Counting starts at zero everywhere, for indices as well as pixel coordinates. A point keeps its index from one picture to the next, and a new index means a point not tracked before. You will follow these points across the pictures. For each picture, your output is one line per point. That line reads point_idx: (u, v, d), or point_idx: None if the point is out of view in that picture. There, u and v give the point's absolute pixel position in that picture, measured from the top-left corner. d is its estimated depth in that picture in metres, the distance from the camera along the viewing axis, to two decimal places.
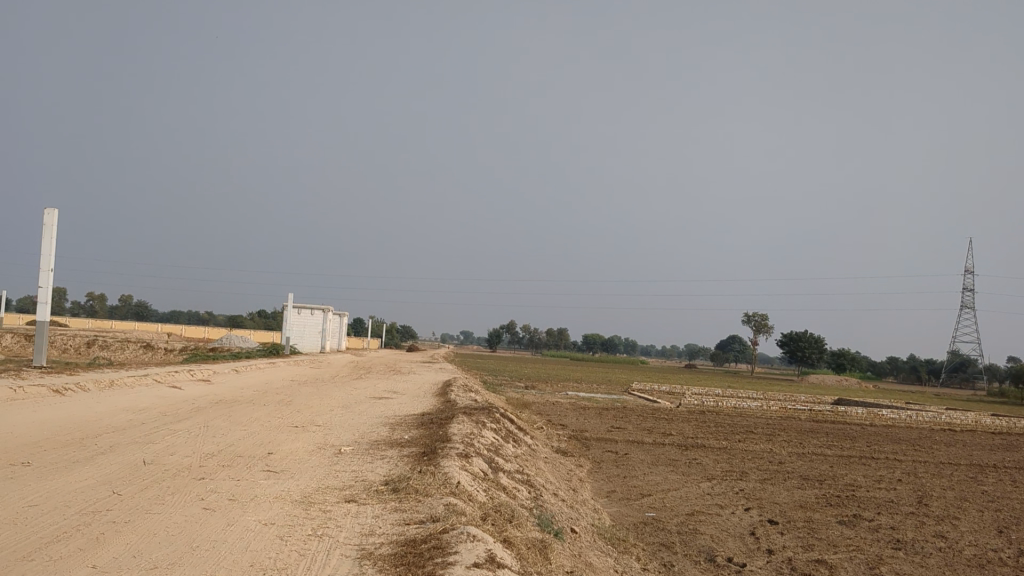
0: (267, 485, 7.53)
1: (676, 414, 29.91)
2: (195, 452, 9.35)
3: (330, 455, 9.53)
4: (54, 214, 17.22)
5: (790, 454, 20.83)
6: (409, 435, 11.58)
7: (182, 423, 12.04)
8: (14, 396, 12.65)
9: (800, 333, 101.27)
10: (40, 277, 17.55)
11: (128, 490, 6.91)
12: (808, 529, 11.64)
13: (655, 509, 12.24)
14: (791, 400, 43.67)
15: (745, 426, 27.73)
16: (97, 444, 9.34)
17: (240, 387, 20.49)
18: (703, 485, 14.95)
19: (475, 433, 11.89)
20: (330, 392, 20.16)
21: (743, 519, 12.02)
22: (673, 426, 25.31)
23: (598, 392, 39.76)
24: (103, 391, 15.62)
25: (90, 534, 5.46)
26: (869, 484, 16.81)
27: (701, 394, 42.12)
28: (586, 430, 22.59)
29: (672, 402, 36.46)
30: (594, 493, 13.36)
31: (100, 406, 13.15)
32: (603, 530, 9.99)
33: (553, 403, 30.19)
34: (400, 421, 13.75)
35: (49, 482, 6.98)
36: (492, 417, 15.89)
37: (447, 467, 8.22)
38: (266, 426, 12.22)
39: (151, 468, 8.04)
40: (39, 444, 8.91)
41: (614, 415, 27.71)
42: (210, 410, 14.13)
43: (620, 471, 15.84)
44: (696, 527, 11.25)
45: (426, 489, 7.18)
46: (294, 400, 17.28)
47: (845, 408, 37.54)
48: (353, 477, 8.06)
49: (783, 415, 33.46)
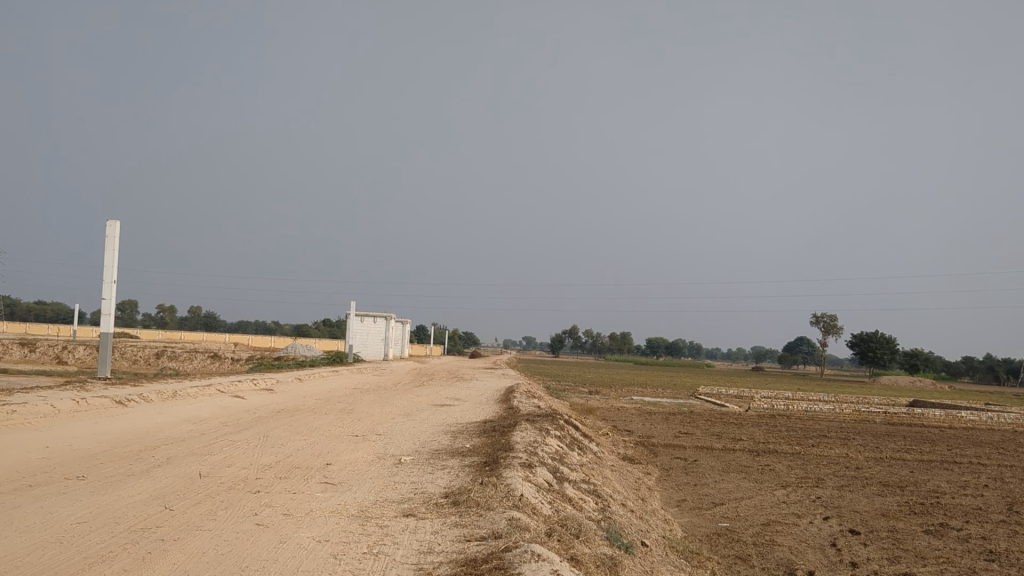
0: (323, 499, 7.24)
1: (745, 419, 29.05)
2: (251, 464, 9.12)
3: (389, 466, 9.22)
4: (116, 226, 17.32)
5: (867, 459, 20.04)
6: (470, 443, 11.28)
7: (242, 434, 11.88)
8: (76, 408, 12.64)
9: (871, 333, 98.74)
10: (104, 289, 17.68)
11: (180, 505, 6.68)
12: (893, 540, 10.98)
13: (728, 519, 11.72)
14: (864, 402, 42.31)
15: (818, 430, 26.81)
16: (155, 456, 9.18)
17: (302, 396, 20.41)
18: (778, 493, 14.32)
19: (539, 441, 11.54)
20: (391, 400, 19.95)
21: (822, 530, 11.43)
22: (743, 431, 24.60)
23: (663, 395, 39.03)
24: (165, 401, 15.59)
25: (136, 554, 5.20)
26: (954, 490, 15.93)
27: (771, 398, 41.02)
28: (652, 436, 22.07)
29: (741, 407, 35.50)
30: (664, 502, 12.89)
31: (161, 416, 13.06)
32: (675, 543, 9.53)
33: (618, 409, 29.64)
34: (461, 429, 13.45)
35: (100, 497, 6.77)
36: (555, 424, 15.52)
37: (510, 478, 7.86)
38: (326, 436, 12.01)
39: (206, 482, 7.84)
40: (94, 457, 8.75)
41: (680, 420, 27.00)
42: (270, 420, 14.00)
43: (689, 479, 15.31)
44: (773, 538, 10.69)
45: (488, 502, 6.81)
46: (355, 408, 17.10)
47: (922, 411, 36.21)
48: (412, 489, 7.73)
49: (856, 418, 32.36)
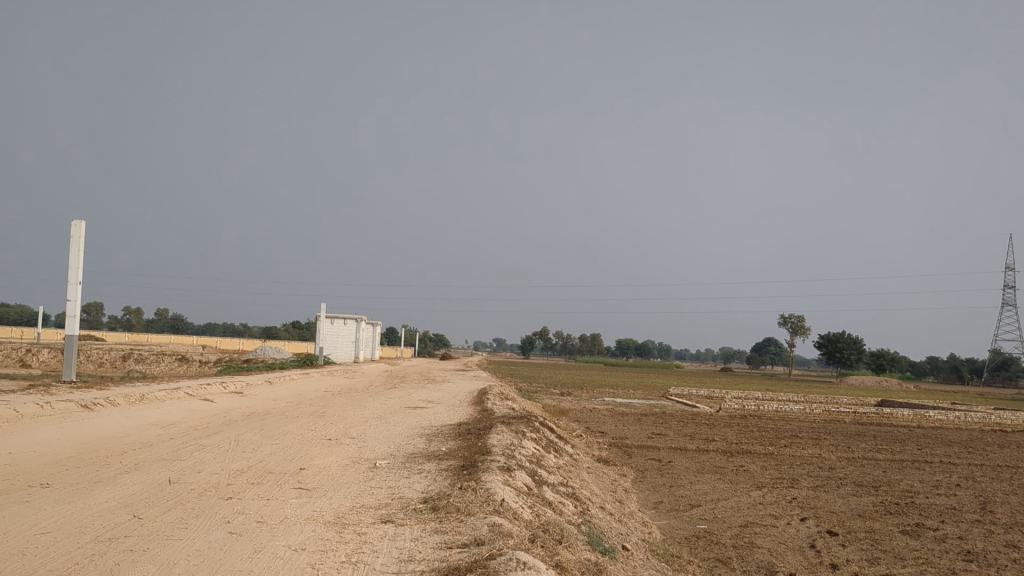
0: (298, 506, 7.03)
1: (718, 420, 29.09)
2: (223, 469, 8.90)
3: (364, 471, 9.04)
4: (81, 226, 16.94)
5: (839, 459, 20.10)
6: (446, 446, 11.11)
7: (212, 438, 11.63)
8: (41, 412, 12.32)
9: (839, 333, 99.63)
10: (68, 290, 17.30)
11: (149, 513, 6.47)
12: (870, 541, 10.95)
13: (706, 521, 11.64)
14: (833, 402, 42.62)
15: (789, 430, 26.89)
16: (123, 462, 8.94)
17: (273, 399, 20.10)
18: (754, 494, 14.27)
19: (515, 444, 11.39)
20: (364, 403, 19.72)
21: (800, 531, 11.37)
22: (716, 432, 24.61)
23: (635, 396, 39.10)
24: (133, 405, 15.28)
25: (103, 566, 4.98)
26: (928, 490, 15.99)
27: (742, 398, 41.20)
28: (626, 437, 22.00)
29: (712, 407, 35.59)
30: (641, 504, 12.78)
31: (129, 421, 12.78)
32: (655, 546, 9.42)
33: (591, 410, 29.55)
34: (436, 432, 13.29)
35: (66, 506, 6.52)
36: (530, 426, 15.39)
37: (489, 482, 7.69)
38: (298, 440, 11.80)
39: (177, 488, 7.63)
40: (59, 464, 8.51)
41: (654, 421, 26.98)
42: (240, 424, 13.75)
43: (665, 480, 15.24)
44: (751, 540, 10.62)
45: (468, 507, 6.65)
46: (327, 411, 16.87)
47: (890, 410, 36.51)
48: (390, 494, 7.55)
49: (826, 418, 32.53)
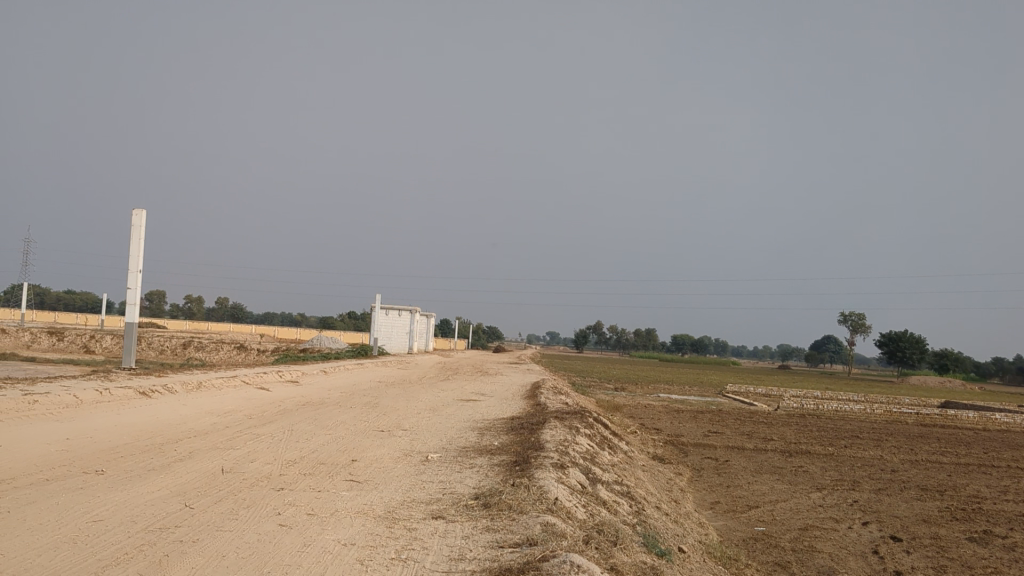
0: (348, 499, 6.95)
1: (776, 418, 28.54)
2: (276, 459, 8.88)
3: (416, 464, 8.95)
4: (143, 214, 17.17)
5: (902, 461, 19.54)
6: (499, 441, 10.98)
7: (266, 427, 11.65)
8: (100, 398, 12.48)
9: (901, 332, 97.47)
10: (130, 278, 17.55)
11: (201, 503, 6.43)
12: (936, 548, 10.54)
13: (764, 523, 11.35)
14: (895, 403, 41.62)
15: (849, 430, 26.26)
16: (178, 450, 8.96)
17: (327, 389, 20.19)
18: (814, 496, 13.90)
19: (569, 440, 11.22)
20: (418, 394, 19.72)
21: (862, 536, 11.02)
22: (774, 431, 24.15)
23: (690, 393, 38.60)
24: (191, 392, 15.44)
25: (152, 557, 4.92)
26: (995, 496, 15.41)
27: (800, 397, 40.45)
28: (682, 434, 21.67)
29: (769, 405, 34.96)
30: (697, 504, 12.53)
31: (185, 408, 12.88)
32: (711, 548, 9.18)
33: (646, 407, 29.22)
34: (489, 425, 13.17)
35: (119, 494, 6.52)
36: (585, 422, 15.21)
37: (543, 480, 7.52)
38: (351, 431, 11.76)
39: (229, 477, 7.60)
40: (115, 450, 8.56)
41: (710, 419, 26.61)
42: (295, 413, 13.78)
43: (722, 480, 14.94)
44: (812, 544, 10.31)
45: (521, 505, 6.50)
46: (381, 402, 16.86)
47: (954, 411, 35.50)
48: (441, 489, 7.43)
49: (888, 419, 31.73)
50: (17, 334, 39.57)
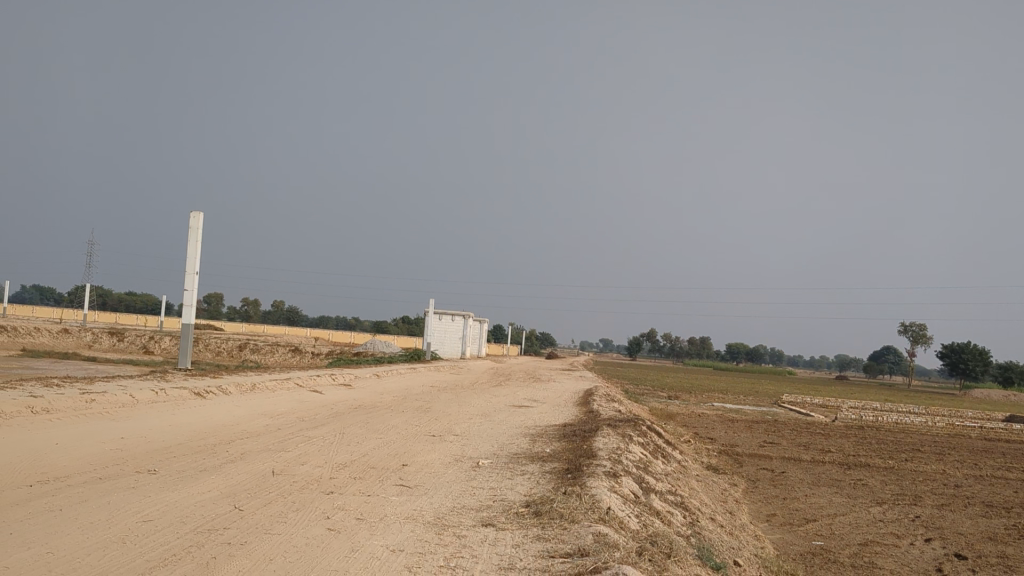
0: (398, 504, 6.87)
1: (833, 430, 27.94)
2: (326, 462, 8.86)
3: (467, 469, 8.87)
4: (200, 217, 17.41)
5: (966, 476, 18.94)
6: (551, 448, 10.87)
7: (318, 430, 11.68)
8: (155, 398, 12.62)
9: (963, 344, 95.03)
10: (186, 281, 17.80)
11: (251, 505, 6.41)
12: (1004, 568, 10.14)
13: (822, 537, 11.04)
14: (957, 416, 40.50)
15: (909, 443, 25.59)
16: (229, 451, 9.00)
17: (379, 392, 20.24)
18: (874, 511, 13.52)
19: (622, 448, 11.08)
20: (469, 399, 19.66)
21: (925, 553, 10.65)
22: (831, 442, 23.63)
23: (745, 403, 38.03)
24: (244, 394, 15.58)
25: (200, 559, 4.89)
26: None
27: (859, 408, 39.62)
28: (736, 444, 21.30)
29: (827, 417, 34.26)
30: (752, 516, 12.26)
31: (239, 409, 12.99)
32: (768, 563, 8.92)
33: (700, 415, 28.81)
34: (541, 432, 13.04)
35: (171, 494, 6.53)
36: (639, 430, 14.99)
37: (595, 488, 7.39)
38: (403, 435, 11.74)
39: (279, 479, 7.60)
40: (168, 450, 8.62)
41: (765, 429, 26.14)
42: (346, 417, 13.82)
43: (777, 492, 14.61)
44: (872, 560, 9.99)
45: (572, 514, 6.36)
46: (432, 407, 16.83)
47: (1020, 426, 34.40)
48: (491, 496, 7.32)
49: (950, 432, 30.87)
50: (79, 334, 40.47)
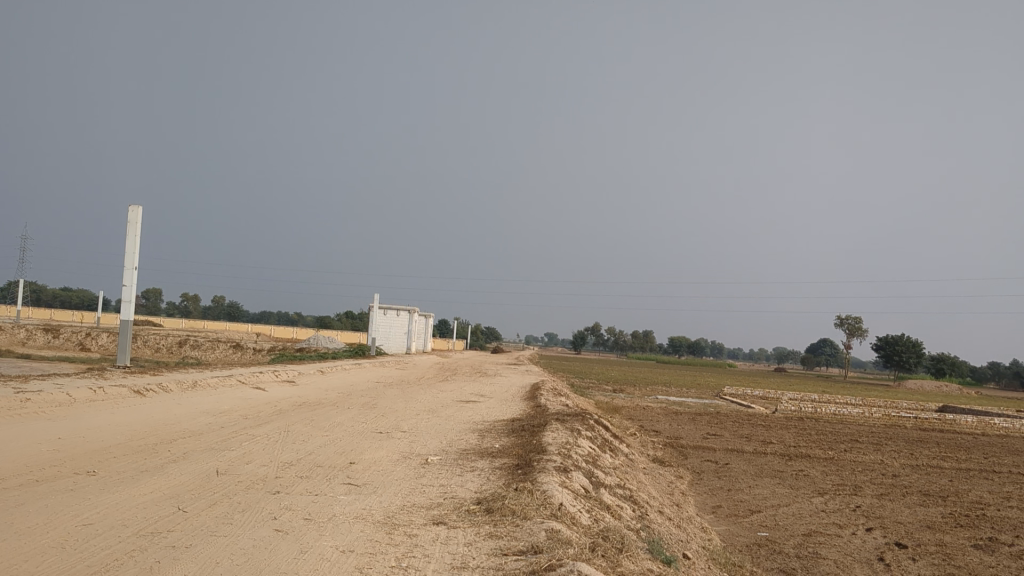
0: (346, 503, 6.77)
1: (774, 421, 28.37)
2: (272, 461, 8.69)
3: (416, 466, 8.77)
4: (138, 211, 16.99)
5: (903, 466, 19.37)
6: (499, 443, 10.83)
7: (262, 428, 11.48)
8: (93, 397, 12.28)
9: (898, 336, 97.28)
10: (124, 276, 17.37)
11: (195, 506, 6.25)
12: (943, 555, 10.37)
13: (767, 528, 11.18)
14: (892, 407, 41.45)
15: (848, 434, 26.09)
16: (171, 451, 8.78)
17: (324, 389, 20.00)
18: (816, 501, 13.74)
19: (571, 442, 11.08)
20: (415, 395, 19.53)
21: (867, 542, 10.85)
22: (772, 434, 23.98)
23: (687, 395, 38.47)
24: (185, 391, 15.27)
25: (143, 564, 4.74)
26: (997, 502, 15.22)
27: (799, 400, 40.33)
28: (681, 437, 21.51)
29: (768, 408, 34.81)
30: (698, 508, 12.37)
31: (181, 408, 12.72)
32: (716, 555, 9.00)
33: (644, 408, 29.04)
34: (489, 427, 13.00)
35: (111, 496, 6.34)
36: (586, 424, 15.04)
37: (546, 483, 7.36)
38: (349, 432, 11.60)
39: (225, 480, 7.43)
40: (107, 451, 8.38)
41: (709, 421, 26.44)
42: (291, 414, 13.61)
43: (722, 483, 14.77)
44: (816, 550, 10.13)
45: (524, 511, 6.33)
46: (378, 403, 16.68)
47: (952, 416, 35.31)
48: (442, 493, 7.25)
49: (886, 423, 31.54)
50: (12, 330, 39.31)
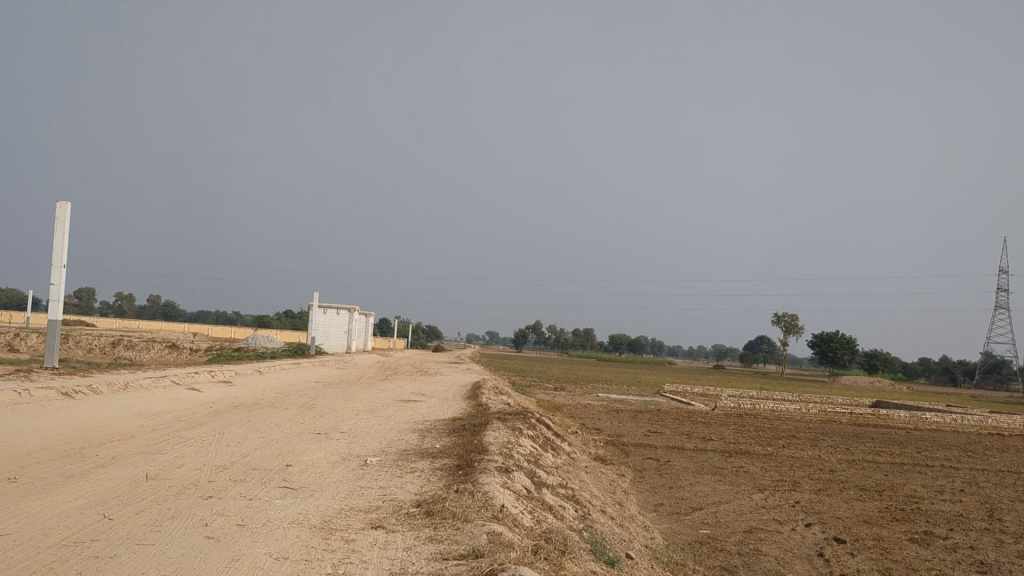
0: (282, 507, 6.57)
1: (714, 418, 28.61)
2: (205, 465, 8.41)
3: (355, 468, 8.58)
4: (67, 207, 16.44)
5: (840, 461, 19.65)
6: (440, 444, 10.66)
7: (196, 430, 11.16)
8: (17, 399, 11.82)
9: (832, 333, 99.14)
10: (52, 274, 16.80)
11: (121, 513, 6.00)
12: (880, 550, 10.49)
13: (709, 526, 11.20)
14: (829, 403, 42.10)
15: (786, 430, 26.41)
16: (99, 455, 8.45)
17: (262, 389, 19.65)
18: (756, 497, 13.84)
19: (513, 442, 10.96)
20: (355, 395, 19.24)
21: (806, 538, 10.93)
22: (713, 431, 24.16)
23: (628, 393, 38.63)
24: (117, 393, 14.82)
25: None
26: (932, 496, 15.51)
27: (739, 396, 40.78)
28: (623, 435, 21.57)
29: (708, 405, 35.13)
30: (640, 506, 12.37)
31: (111, 410, 12.31)
32: (658, 554, 8.96)
33: (585, 406, 29.11)
34: (430, 427, 12.86)
35: (32, 504, 6.05)
36: (527, 423, 14.96)
37: (487, 485, 7.22)
38: (287, 433, 11.35)
39: (155, 485, 7.15)
40: (31, 456, 8.02)
41: (650, 419, 26.58)
42: (227, 416, 13.28)
43: (664, 481, 14.79)
44: (757, 547, 10.18)
45: (466, 513, 6.20)
46: (317, 403, 16.41)
47: (887, 411, 36.00)
48: (380, 496, 7.08)
49: (823, 419, 32.01)
50: None
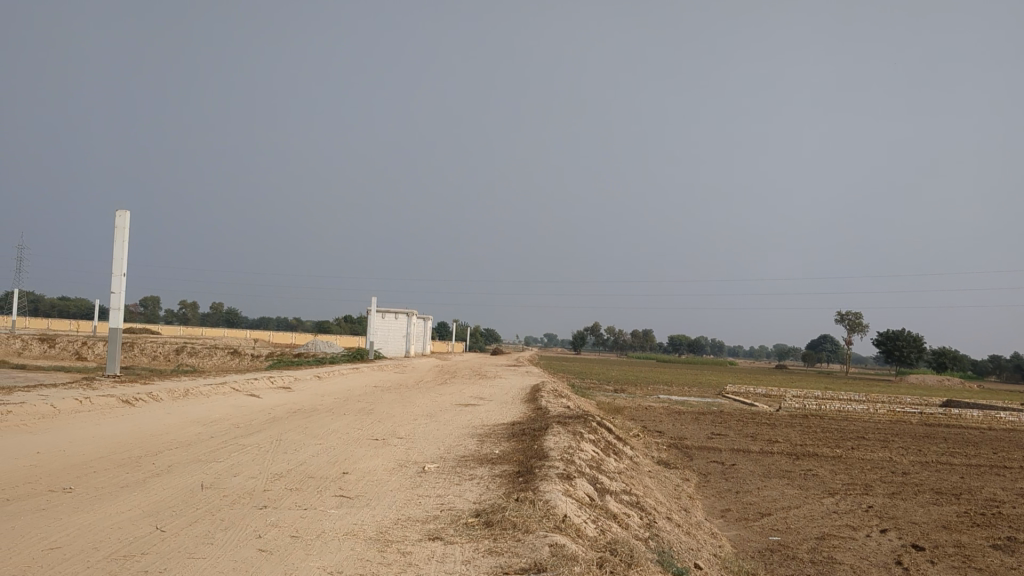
0: (337, 518, 6.35)
1: (779, 419, 27.96)
2: (261, 472, 8.30)
3: (412, 476, 8.38)
4: (126, 215, 16.60)
5: (913, 463, 18.93)
6: (499, 449, 10.42)
7: (254, 437, 11.09)
8: (79, 408, 11.91)
9: (898, 332, 96.69)
10: (113, 282, 16.98)
11: (174, 525, 5.85)
12: (962, 557, 9.97)
13: (779, 532, 10.79)
14: (898, 402, 40.93)
15: (854, 431, 25.66)
16: (155, 463, 8.39)
17: (320, 394, 19.67)
18: (827, 502, 13.34)
19: (574, 446, 10.66)
20: (413, 399, 19.14)
21: (882, 544, 10.46)
22: (778, 433, 23.55)
23: (690, 394, 38.07)
24: (176, 399, 14.91)
25: None
26: (1011, 498, 14.83)
27: (803, 397, 39.93)
28: (685, 437, 21.11)
29: (772, 406, 34.36)
30: (707, 512, 12.00)
31: (170, 417, 12.33)
32: (728, 563, 8.61)
33: (646, 408, 28.68)
34: (488, 431, 12.66)
35: (84, 516, 5.93)
36: (587, 426, 14.65)
37: (549, 493, 6.95)
38: (344, 439, 11.25)
39: (209, 494, 7.03)
40: (88, 465, 7.99)
41: (712, 420, 26.03)
42: (285, 422, 13.24)
43: (729, 485, 14.37)
44: (831, 555, 9.75)
45: (526, 523, 5.93)
46: (376, 408, 16.32)
47: (959, 411, 34.78)
48: (438, 505, 6.85)
49: (891, 420, 31.03)
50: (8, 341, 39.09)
